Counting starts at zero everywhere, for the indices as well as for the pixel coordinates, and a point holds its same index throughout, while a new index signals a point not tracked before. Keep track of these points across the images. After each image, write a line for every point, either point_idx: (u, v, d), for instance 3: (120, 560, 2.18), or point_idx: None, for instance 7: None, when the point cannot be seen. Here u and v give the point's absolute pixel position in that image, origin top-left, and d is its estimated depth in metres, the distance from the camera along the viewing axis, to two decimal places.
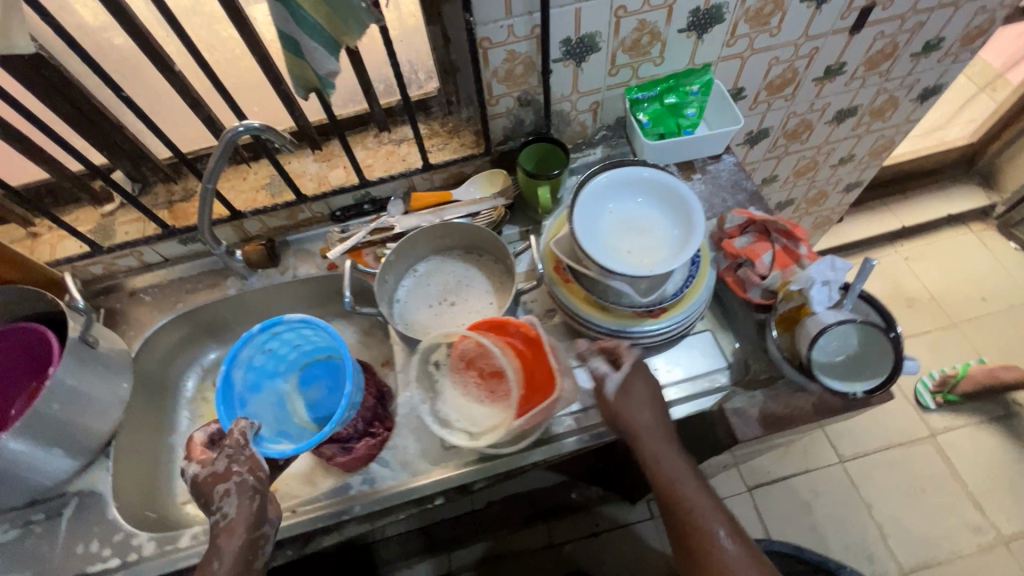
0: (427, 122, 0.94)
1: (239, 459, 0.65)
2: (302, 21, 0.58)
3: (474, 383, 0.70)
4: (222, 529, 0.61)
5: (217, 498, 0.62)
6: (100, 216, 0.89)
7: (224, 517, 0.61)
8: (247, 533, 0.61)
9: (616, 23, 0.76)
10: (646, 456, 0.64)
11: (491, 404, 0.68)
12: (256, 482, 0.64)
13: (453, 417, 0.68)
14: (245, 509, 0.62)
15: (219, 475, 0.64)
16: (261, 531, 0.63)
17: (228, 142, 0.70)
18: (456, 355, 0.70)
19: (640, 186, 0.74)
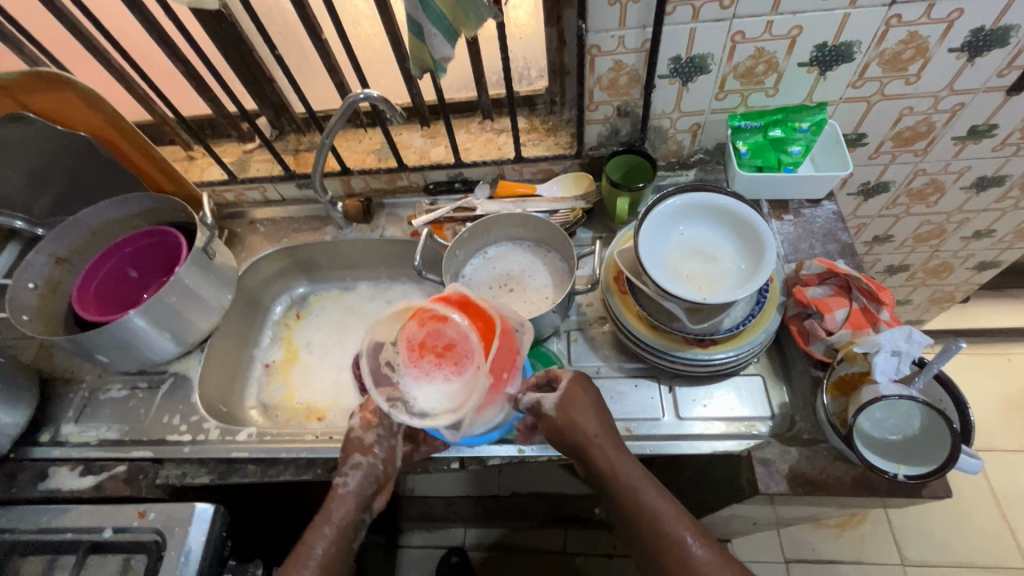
0: (529, 116, 0.99)
1: (384, 444, 0.71)
2: (428, 9, 0.64)
3: (433, 364, 0.67)
4: (336, 496, 0.67)
5: (348, 465, 0.69)
6: (242, 152, 1.05)
7: (344, 484, 0.68)
8: (354, 512, 0.67)
9: (732, 47, 0.75)
10: (602, 464, 0.64)
11: (458, 377, 0.66)
12: (381, 473, 0.70)
13: (424, 404, 0.65)
14: (359, 491, 0.68)
15: (362, 446, 0.70)
16: (362, 517, 0.68)
17: (349, 105, 0.79)
18: (407, 343, 0.68)
19: (717, 214, 0.73)
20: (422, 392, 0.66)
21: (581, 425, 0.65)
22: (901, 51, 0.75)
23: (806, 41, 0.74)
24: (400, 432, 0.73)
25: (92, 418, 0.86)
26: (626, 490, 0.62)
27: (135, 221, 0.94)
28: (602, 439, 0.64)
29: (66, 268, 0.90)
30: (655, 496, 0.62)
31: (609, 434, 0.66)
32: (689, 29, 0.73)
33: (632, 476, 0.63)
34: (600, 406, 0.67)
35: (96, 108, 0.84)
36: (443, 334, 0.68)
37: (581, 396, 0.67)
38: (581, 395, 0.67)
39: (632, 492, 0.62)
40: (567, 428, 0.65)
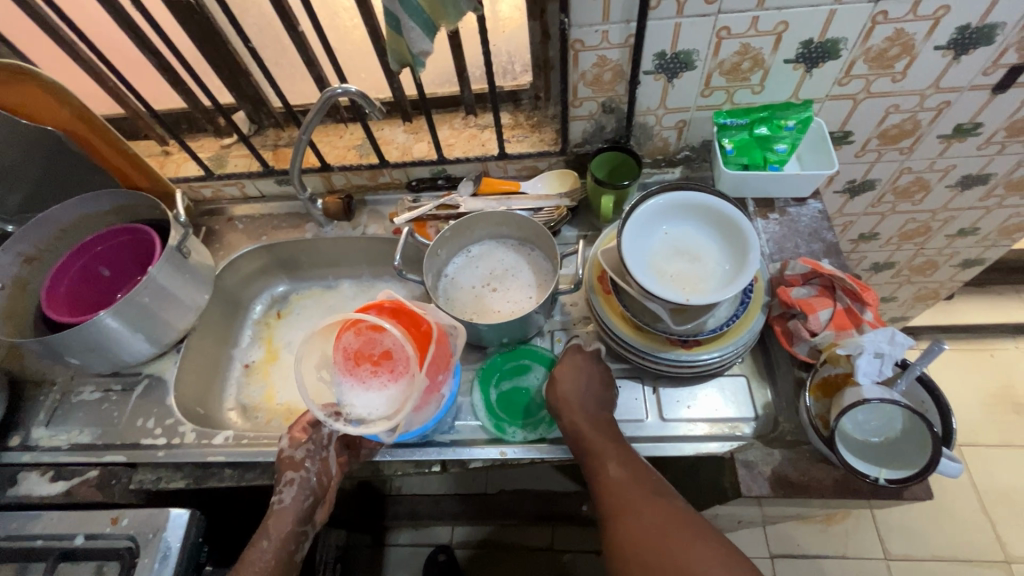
0: (513, 112, 0.97)
1: (314, 457, 0.71)
2: (404, 1, 0.62)
3: (371, 372, 0.73)
4: (275, 513, 0.69)
5: (281, 482, 0.70)
6: (219, 147, 1.02)
7: (279, 502, 0.69)
8: (292, 526, 0.69)
9: (717, 43, 0.74)
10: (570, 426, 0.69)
11: (394, 384, 0.72)
12: (315, 486, 0.71)
13: (366, 412, 0.70)
14: (295, 506, 0.69)
15: (293, 463, 0.70)
16: (303, 527, 0.70)
17: (326, 100, 0.77)
18: (342, 356, 0.73)
19: (699, 213, 0.72)
20: (359, 400, 0.71)
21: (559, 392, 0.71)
22: (887, 49, 0.74)
23: (792, 37, 0.73)
24: (331, 444, 0.73)
25: (64, 421, 0.84)
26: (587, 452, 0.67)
27: (107, 219, 0.92)
28: (571, 400, 0.70)
29: (34, 266, 0.87)
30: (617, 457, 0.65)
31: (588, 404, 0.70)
32: (674, 25, 0.71)
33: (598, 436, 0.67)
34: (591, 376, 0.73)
35: (61, 101, 0.81)
36: (378, 344, 0.74)
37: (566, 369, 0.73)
38: (576, 364, 0.73)
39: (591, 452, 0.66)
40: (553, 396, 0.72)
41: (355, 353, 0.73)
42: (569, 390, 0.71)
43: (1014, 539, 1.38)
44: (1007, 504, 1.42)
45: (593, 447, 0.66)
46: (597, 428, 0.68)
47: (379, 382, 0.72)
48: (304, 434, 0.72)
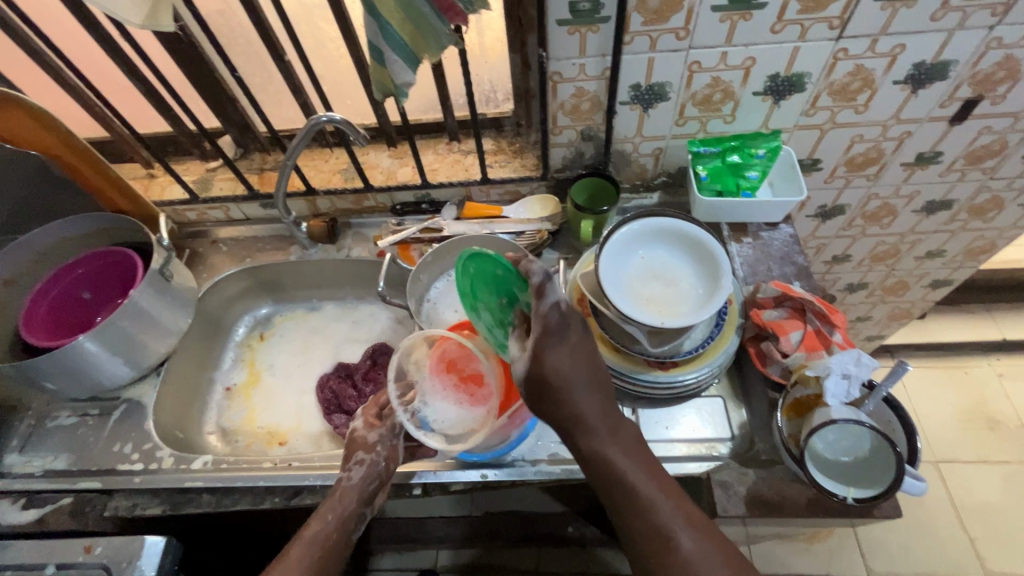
0: (496, 138, 1.00)
1: (385, 442, 0.74)
2: (388, 36, 0.65)
3: (452, 386, 0.76)
4: (340, 488, 0.70)
5: (352, 461, 0.72)
6: (204, 170, 1.03)
7: (347, 479, 0.70)
8: (354, 506, 0.69)
9: (688, 76, 0.77)
10: (564, 404, 0.59)
11: (468, 407, 0.75)
12: (382, 470, 0.72)
13: (430, 421, 0.73)
14: (361, 487, 0.70)
15: (365, 444, 0.74)
16: (363, 510, 0.70)
17: (311, 127, 0.79)
18: (437, 359, 0.77)
19: (675, 238, 0.74)
20: (432, 405, 0.75)
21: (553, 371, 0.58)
22: (849, 83, 0.78)
23: (760, 71, 0.77)
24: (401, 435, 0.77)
25: (38, 446, 0.82)
26: (585, 431, 0.59)
27: (88, 242, 0.91)
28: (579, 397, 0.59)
29: (12, 289, 0.87)
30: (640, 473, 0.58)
31: (585, 378, 0.60)
32: (648, 58, 0.75)
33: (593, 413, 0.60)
34: (578, 340, 0.60)
35: (39, 124, 0.81)
36: (469, 361, 0.77)
37: (561, 343, 0.59)
38: (572, 346, 0.60)
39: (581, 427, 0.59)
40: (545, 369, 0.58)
41: (447, 361, 0.77)
42: (561, 364, 0.58)
43: (992, 555, 1.40)
44: (984, 519, 1.45)
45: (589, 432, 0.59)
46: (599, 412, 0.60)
47: (460, 400, 0.75)
48: (377, 420, 0.77)
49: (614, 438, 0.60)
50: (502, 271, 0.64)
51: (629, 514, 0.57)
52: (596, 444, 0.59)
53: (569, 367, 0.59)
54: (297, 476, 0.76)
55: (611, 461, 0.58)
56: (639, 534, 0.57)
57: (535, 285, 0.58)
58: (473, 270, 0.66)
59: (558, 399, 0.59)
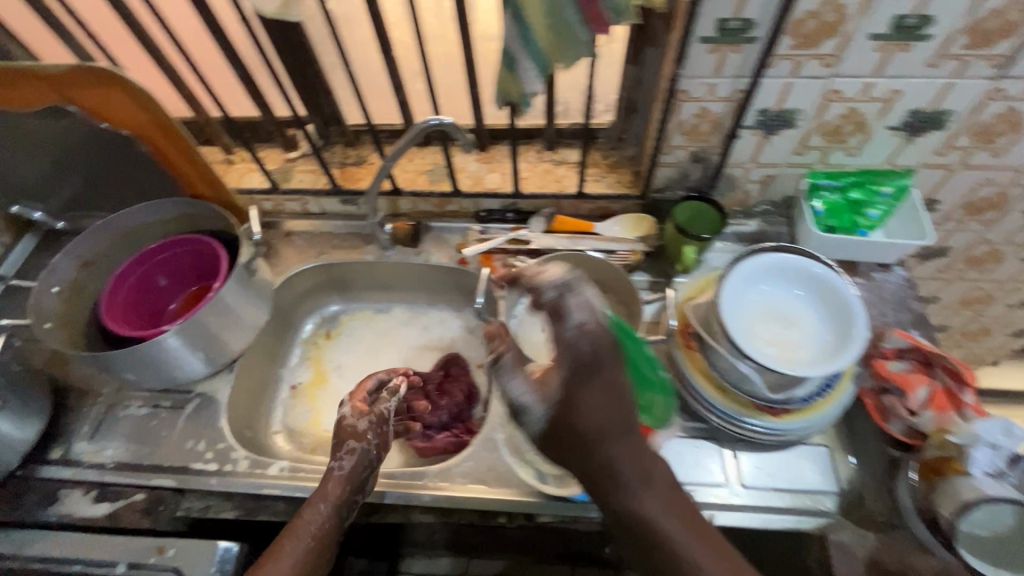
0: (590, 150, 0.96)
1: (374, 430, 0.73)
2: (527, 43, 0.61)
3: None
4: (332, 478, 0.67)
5: (342, 451, 0.70)
6: (285, 160, 1.00)
7: (340, 467, 0.68)
8: (347, 494, 0.67)
9: (823, 105, 0.73)
10: (600, 457, 0.54)
11: None
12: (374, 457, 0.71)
13: (527, 448, 0.75)
14: (354, 473, 0.68)
15: (355, 433, 0.72)
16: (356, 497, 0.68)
17: (419, 131, 0.75)
18: None
19: (807, 280, 0.69)
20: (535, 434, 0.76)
21: (583, 418, 0.53)
22: (995, 125, 0.73)
23: (901, 105, 0.72)
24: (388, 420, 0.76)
25: (109, 436, 0.80)
26: (612, 478, 0.54)
27: (167, 227, 0.88)
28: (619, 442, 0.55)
29: (91, 271, 0.84)
30: (669, 522, 0.53)
31: (604, 422, 0.53)
32: (785, 84, 0.70)
33: (633, 463, 0.54)
34: (609, 379, 0.53)
35: (140, 107, 0.79)
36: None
37: (594, 389, 0.53)
38: (604, 381, 0.54)
39: (609, 470, 0.54)
40: (574, 412, 0.53)
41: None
42: (586, 408, 0.53)
43: None
44: None
45: (619, 484, 0.54)
46: (634, 460, 0.54)
47: None
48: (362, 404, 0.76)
49: (647, 489, 0.54)
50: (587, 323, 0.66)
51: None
52: (627, 501, 0.54)
53: (597, 415, 0.53)
54: (379, 492, 0.74)
55: (647, 517, 0.53)
56: None
57: (552, 304, 0.51)
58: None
59: (598, 452, 0.54)
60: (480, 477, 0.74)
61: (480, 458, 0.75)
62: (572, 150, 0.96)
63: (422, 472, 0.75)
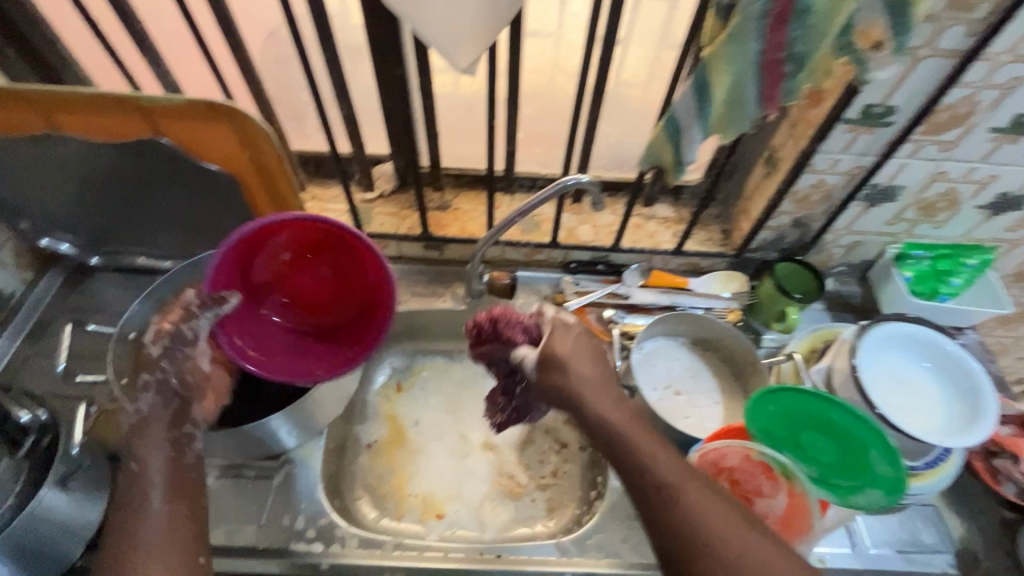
0: (678, 206, 0.97)
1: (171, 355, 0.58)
2: (702, 116, 0.62)
3: None
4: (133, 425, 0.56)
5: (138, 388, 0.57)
6: (362, 201, 0.94)
7: (135, 413, 0.56)
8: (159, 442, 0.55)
9: (927, 183, 0.78)
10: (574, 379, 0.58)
11: None
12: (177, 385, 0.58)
13: None
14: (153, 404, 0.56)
15: (149, 362, 0.58)
16: (184, 430, 0.57)
17: (559, 187, 0.74)
18: (707, 466, 0.63)
19: (934, 355, 0.73)
20: None
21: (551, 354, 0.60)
22: None
23: (993, 188, 0.78)
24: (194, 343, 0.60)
25: None
26: (601, 414, 0.56)
27: None
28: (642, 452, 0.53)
29: None
30: (661, 454, 0.53)
31: (603, 382, 0.59)
32: (902, 163, 0.75)
33: (603, 400, 0.57)
34: (600, 352, 0.61)
35: (241, 146, 0.71)
36: (756, 485, 0.62)
37: (575, 343, 0.61)
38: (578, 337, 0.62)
39: (619, 433, 0.55)
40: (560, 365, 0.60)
41: (722, 465, 0.63)
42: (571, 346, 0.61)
43: None
44: None
45: (598, 408, 0.57)
46: (628, 417, 0.56)
47: None
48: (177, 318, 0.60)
49: (641, 426, 0.56)
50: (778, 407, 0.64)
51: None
52: (623, 438, 0.55)
53: (580, 360, 0.60)
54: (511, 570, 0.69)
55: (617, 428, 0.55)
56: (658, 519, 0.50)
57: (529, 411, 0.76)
58: (773, 411, 0.64)
59: (577, 376, 0.58)
60: (613, 550, 0.71)
61: (610, 529, 0.72)
62: (662, 205, 0.97)
63: (553, 546, 0.71)
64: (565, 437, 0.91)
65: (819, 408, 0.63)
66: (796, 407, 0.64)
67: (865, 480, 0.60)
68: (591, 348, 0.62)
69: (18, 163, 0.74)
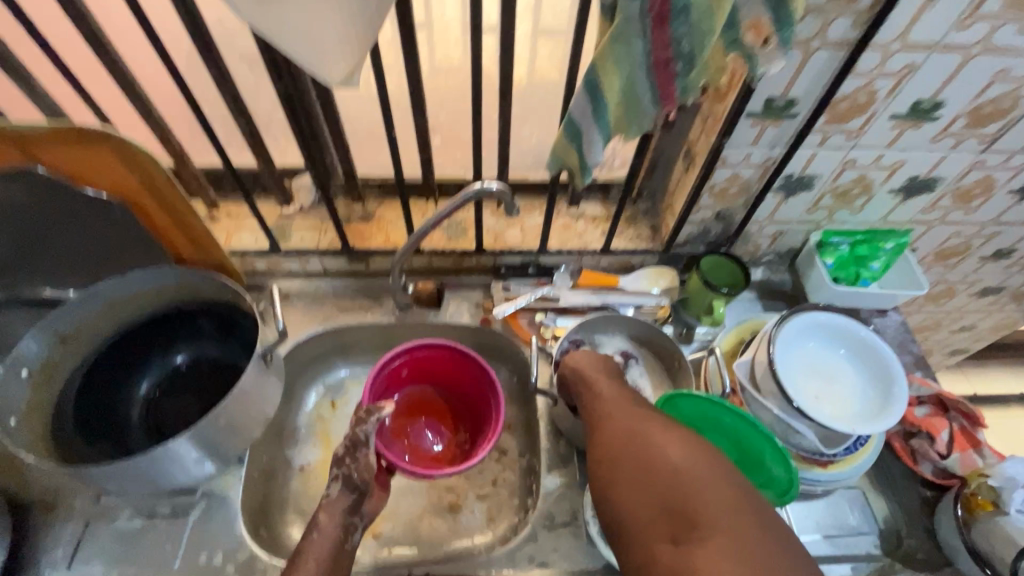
0: (606, 204, 0.96)
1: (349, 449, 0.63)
2: (599, 117, 0.61)
3: None
4: (322, 507, 0.61)
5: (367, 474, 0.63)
6: (279, 215, 0.91)
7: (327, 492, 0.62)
8: (342, 516, 0.61)
9: (839, 171, 0.79)
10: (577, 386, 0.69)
11: None
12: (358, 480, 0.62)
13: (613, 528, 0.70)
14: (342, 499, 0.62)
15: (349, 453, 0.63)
16: (353, 519, 0.62)
17: (468, 196, 0.72)
18: None
19: (850, 342, 0.74)
20: None
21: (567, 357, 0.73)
22: (972, 189, 0.83)
23: (903, 173, 0.79)
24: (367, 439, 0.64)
25: (94, 559, 0.67)
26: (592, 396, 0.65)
27: (157, 298, 0.76)
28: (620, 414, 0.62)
29: (66, 347, 0.70)
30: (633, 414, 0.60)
31: (595, 366, 0.70)
32: (811, 153, 0.75)
33: (602, 385, 0.67)
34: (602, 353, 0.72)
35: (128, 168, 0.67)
36: None
37: (581, 356, 0.70)
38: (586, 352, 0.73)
39: (601, 410, 0.63)
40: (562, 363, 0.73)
41: None
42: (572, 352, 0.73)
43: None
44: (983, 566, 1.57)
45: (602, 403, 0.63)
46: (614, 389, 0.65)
47: None
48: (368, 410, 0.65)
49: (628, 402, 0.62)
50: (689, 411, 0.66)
51: (684, 519, 0.48)
52: (604, 411, 0.62)
53: (582, 359, 0.70)
54: None
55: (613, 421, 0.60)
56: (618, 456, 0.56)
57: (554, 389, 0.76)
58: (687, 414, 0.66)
59: (583, 378, 0.68)
60: (544, 558, 0.71)
61: (541, 539, 0.72)
62: (590, 203, 0.96)
63: (483, 559, 0.70)
64: (504, 445, 0.90)
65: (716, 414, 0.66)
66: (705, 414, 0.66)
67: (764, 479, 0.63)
68: (602, 356, 0.71)
69: None
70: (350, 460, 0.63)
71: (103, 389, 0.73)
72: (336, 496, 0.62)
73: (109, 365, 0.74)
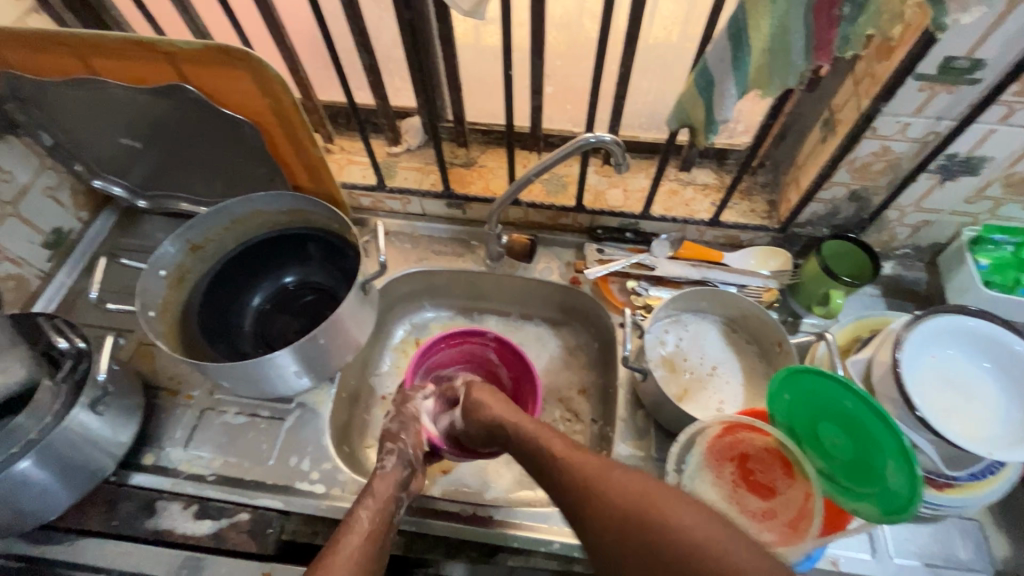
0: (720, 172, 0.89)
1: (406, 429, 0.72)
2: (738, 67, 0.55)
3: (731, 478, 0.63)
4: (377, 474, 0.66)
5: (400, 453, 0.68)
6: (387, 154, 0.93)
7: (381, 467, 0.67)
8: (393, 489, 0.64)
9: (1020, 156, 0.66)
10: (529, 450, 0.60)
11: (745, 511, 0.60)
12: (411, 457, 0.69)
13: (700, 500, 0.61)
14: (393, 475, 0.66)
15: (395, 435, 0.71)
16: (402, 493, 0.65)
17: (576, 146, 0.68)
18: (723, 442, 0.63)
19: (997, 354, 0.64)
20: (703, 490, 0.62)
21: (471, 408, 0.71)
22: None
23: None
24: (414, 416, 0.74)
25: (204, 443, 0.75)
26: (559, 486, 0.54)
27: (276, 220, 0.81)
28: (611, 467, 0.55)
29: (197, 255, 0.77)
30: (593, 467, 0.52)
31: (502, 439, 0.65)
32: (989, 131, 0.64)
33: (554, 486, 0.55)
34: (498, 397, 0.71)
35: (261, 91, 0.71)
36: (768, 470, 0.62)
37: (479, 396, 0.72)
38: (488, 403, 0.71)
39: (563, 484, 0.54)
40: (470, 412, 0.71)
41: (739, 447, 0.63)
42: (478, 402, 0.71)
43: None
44: None
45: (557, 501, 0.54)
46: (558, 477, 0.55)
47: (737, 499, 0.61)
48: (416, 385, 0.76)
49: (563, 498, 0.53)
50: (787, 398, 0.61)
51: None
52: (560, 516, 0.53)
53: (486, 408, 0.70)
54: (501, 533, 0.69)
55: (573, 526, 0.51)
56: (613, 506, 0.48)
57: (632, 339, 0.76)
58: (790, 400, 0.61)
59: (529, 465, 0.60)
60: None
61: None
62: (703, 171, 0.89)
63: (547, 513, 0.70)
64: (577, 408, 0.88)
65: (835, 394, 0.56)
66: (812, 397, 0.58)
67: (877, 490, 0.54)
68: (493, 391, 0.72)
69: (65, 108, 0.77)
70: (401, 437, 0.71)
71: (223, 297, 0.81)
72: (390, 469, 0.67)
73: (228, 277, 0.81)
